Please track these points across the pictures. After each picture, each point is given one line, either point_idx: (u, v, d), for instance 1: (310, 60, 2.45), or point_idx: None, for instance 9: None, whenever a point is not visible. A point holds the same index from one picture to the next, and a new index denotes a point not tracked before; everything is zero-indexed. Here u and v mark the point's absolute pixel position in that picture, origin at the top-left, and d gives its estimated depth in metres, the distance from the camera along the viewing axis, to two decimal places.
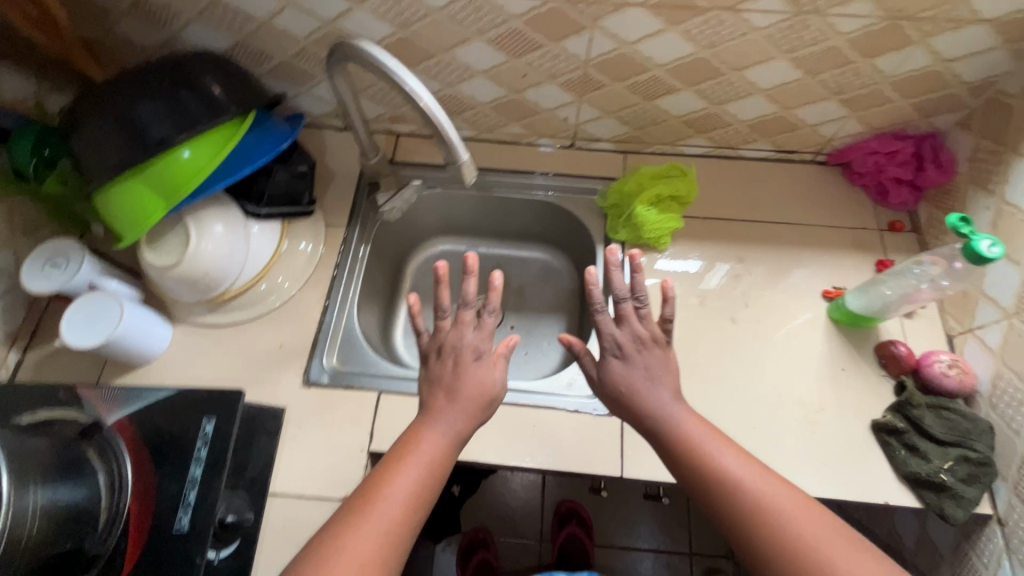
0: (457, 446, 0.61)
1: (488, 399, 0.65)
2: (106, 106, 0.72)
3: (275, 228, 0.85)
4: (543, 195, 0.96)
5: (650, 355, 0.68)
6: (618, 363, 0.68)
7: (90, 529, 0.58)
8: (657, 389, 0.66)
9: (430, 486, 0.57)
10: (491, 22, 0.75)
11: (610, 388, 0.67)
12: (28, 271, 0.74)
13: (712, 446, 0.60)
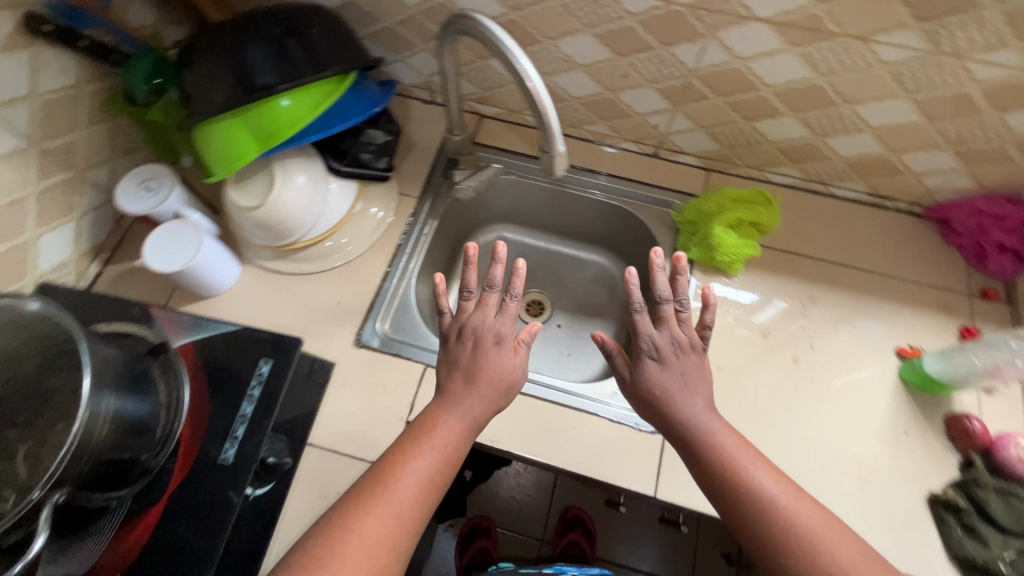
0: (473, 430, 0.61)
1: (506, 386, 0.63)
2: (218, 46, 0.75)
3: (352, 188, 0.87)
4: (598, 197, 0.95)
5: (686, 364, 0.64)
6: (655, 366, 0.64)
7: (148, 445, 0.60)
8: (691, 398, 0.62)
9: (444, 471, 0.57)
10: (604, 16, 0.74)
11: (641, 390, 0.64)
12: (122, 190, 0.78)
13: (748, 465, 0.57)
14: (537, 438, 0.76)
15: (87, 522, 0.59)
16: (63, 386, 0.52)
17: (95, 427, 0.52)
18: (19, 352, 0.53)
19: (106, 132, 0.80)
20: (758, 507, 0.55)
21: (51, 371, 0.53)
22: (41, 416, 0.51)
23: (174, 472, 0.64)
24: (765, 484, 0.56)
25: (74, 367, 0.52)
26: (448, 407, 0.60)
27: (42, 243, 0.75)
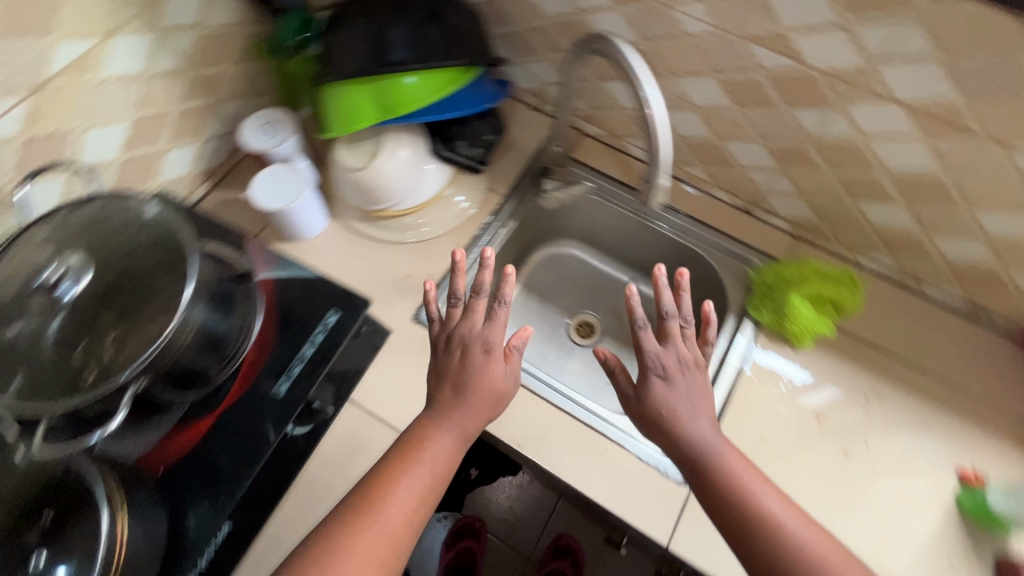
0: (464, 444, 0.62)
1: (496, 396, 0.63)
2: (365, 18, 0.80)
3: (447, 173, 0.91)
4: (661, 229, 0.95)
5: (685, 378, 0.64)
6: (661, 385, 0.64)
7: (212, 359, 0.65)
8: (697, 421, 0.63)
9: (436, 486, 0.59)
10: (734, 65, 0.74)
11: (647, 408, 0.64)
12: (247, 126, 0.85)
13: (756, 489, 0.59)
14: (563, 456, 0.77)
15: (148, 414, 0.64)
16: (167, 286, 0.58)
17: (187, 328, 0.58)
18: (140, 247, 0.60)
19: (247, 71, 0.88)
20: (762, 535, 0.57)
21: (160, 269, 0.59)
22: (143, 307, 0.58)
23: (232, 389, 0.67)
24: (771, 510, 0.58)
25: (180, 271, 0.58)
26: (444, 423, 0.62)
27: (169, 156, 0.82)
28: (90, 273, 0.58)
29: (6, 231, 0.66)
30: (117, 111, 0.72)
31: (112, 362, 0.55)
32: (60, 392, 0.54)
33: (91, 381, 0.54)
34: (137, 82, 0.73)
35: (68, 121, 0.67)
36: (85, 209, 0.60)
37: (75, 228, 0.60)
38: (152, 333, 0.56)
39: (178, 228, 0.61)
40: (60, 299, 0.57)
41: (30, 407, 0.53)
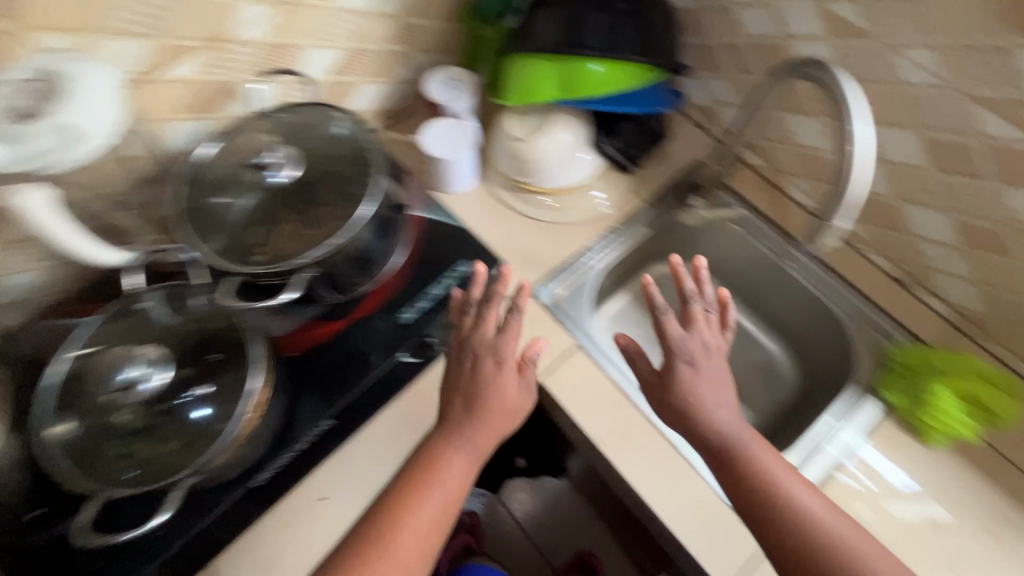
0: (476, 465, 0.63)
1: (509, 414, 0.65)
2: (567, 1, 0.83)
3: (598, 164, 0.92)
4: (794, 273, 0.90)
5: (703, 362, 0.68)
6: (688, 371, 0.68)
7: (364, 271, 0.72)
8: (720, 411, 0.66)
9: (451, 512, 0.59)
10: (949, 125, 0.68)
11: (672, 395, 0.67)
12: (432, 80, 0.90)
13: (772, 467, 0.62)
14: (641, 469, 0.75)
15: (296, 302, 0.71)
16: (347, 196, 0.65)
17: (354, 240, 0.65)
18: (335, 157, 0.68)
19: (445, 30, 0.94)
20: (794, 522, 0.58)
21: (346, 180, 0.67)
22: (322, 208, 0.65)
23: (364, 304, 0.74)
24: (800, 495, 0.59)
25: (361, 187, 0.66)
26: (462, 444, 0.62)
27: (361, 90, 0.91)
28: (300, 168, 0.66)
29: (229, 119, 0.77)
30: (338, 39, 0.80)
31: (286, 247, 0.63)
32: (241, 257, 0.62)
33: (261, 259, 0.62)
34: (362, 17, 0.81)
35: (302, 38, 0.76)
36: (306, 114, 0.71)
37: (294, 126, 0.70)
38: (325, 234, 0.63)
39: (369, 149, 0.68)
40: (269, 180, 0.65)
41: (218, 260, 0.61)
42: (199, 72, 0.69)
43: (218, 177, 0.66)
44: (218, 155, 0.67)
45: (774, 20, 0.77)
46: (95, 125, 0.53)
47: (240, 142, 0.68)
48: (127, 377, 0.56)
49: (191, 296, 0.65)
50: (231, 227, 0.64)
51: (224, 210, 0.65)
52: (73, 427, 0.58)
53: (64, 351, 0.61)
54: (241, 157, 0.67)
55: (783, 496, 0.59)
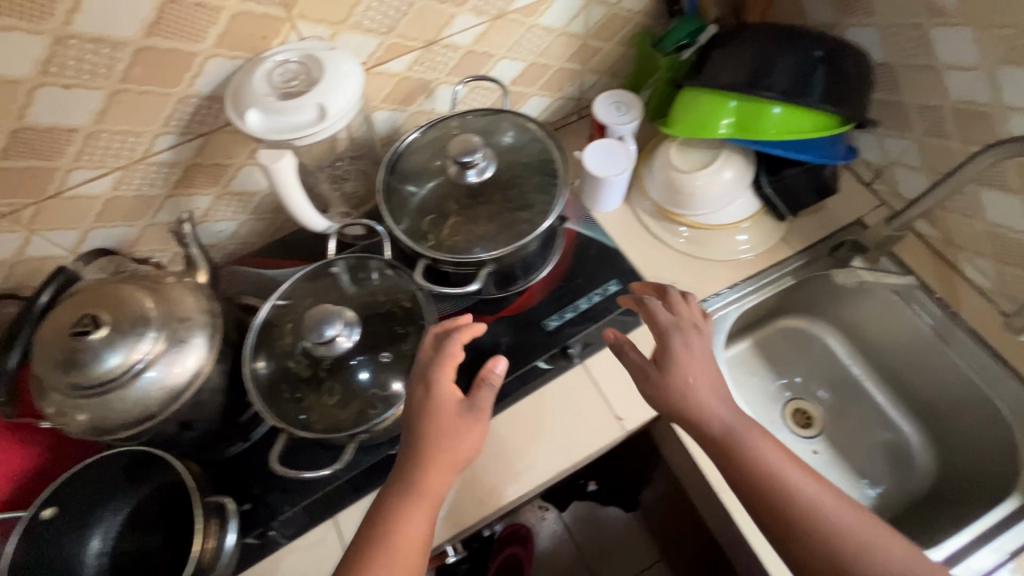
0: (425, 504, 0.57)
1: (450, 449, 0.58)
2: (758, 41, 0.82)
3: (752, 208, 0.90)
4: (955, 357, 0.84)
5: (691, 349, 0.63)
6: (683, 353, 0.63)
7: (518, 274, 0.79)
8: (717, 401, 0.60)
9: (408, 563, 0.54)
10: None
11: (671, 383, 0.61)
12: (600, 100, 0.93)
13: (761, 446, 0.58)
14: None
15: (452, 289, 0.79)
16: (530, 203, 0.70)
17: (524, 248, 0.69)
18: (522, 164, 0.72)
19: (620, 52, 0.96)
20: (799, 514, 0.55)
21: (530, 188, 0.70)
22: (505, 211, 0.69)
23: (513, 303, 0.78)
24: (797, 482, 0.57)
25: (546, 199, 0.69)
26: (415, 488, 0.56)
27: (532, 100, 0.95)
28: (493, 168, 0.70)
29: (419, 113, 0.83)
30: (526, 52, 0.85)
31: (470, 241, 0.68)
32: (431, 243, 0.68)
33: (440, 248, 0.68)
34: (552, 35, 0.85)
35: (497, 48, 0.81)
36: (501, 120, 0.75)
37: (488, 129, 0.74)
38: (508, 237, 0.68)
39: (556, 162, 0.72)
40: (467, 179, 0.68)
41: (413, 244, 0.68)
42: (408, 69, 0.76)
43: (416, 166, 0.72)
44: (418, 146, 0.73)
45: (991, 88, 0.72)
46: (338, 109, 0.58)
47: (439, 138, 0.74)
48: (329, 335, 0.62)
49: (373, 269, 0.71)
50: (422, 212, 0.70)
51: (417, 197, 0.71)
52: (266, 366, 0.65)
53: (267, 297, 0.70)
54: (438, 150, 0.73)
55: (782, 486, 0.56)
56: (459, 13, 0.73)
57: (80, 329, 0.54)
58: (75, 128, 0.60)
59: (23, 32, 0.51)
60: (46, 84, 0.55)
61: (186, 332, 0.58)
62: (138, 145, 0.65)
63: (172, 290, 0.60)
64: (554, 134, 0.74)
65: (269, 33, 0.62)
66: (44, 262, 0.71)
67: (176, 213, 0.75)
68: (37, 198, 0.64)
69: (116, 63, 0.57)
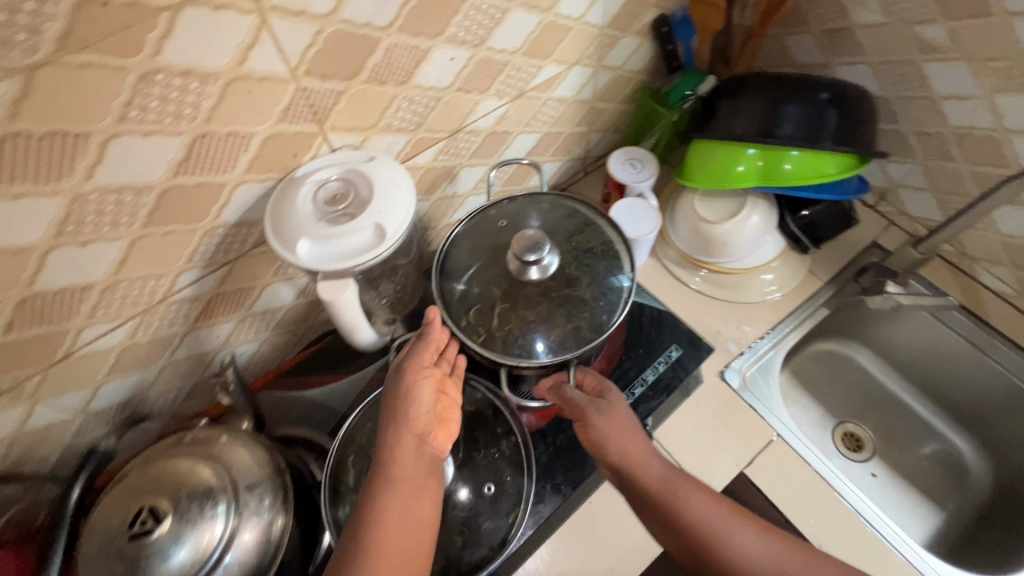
0: (389, 453, 0.56)
1: (396, 402, 0.60)
2: (759, 90, 0.84)
3: (779, 247, 0.91)
4: (995, 365, 0.86)
5: (611, 404, 0.65)
6: (598, 416, 0.64)
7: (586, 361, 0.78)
8: (654, 459, 0.62)
9: (375, 509, 0.53)
10: None
11: (607, 440, 0.63)
12: (614, 160, 0.93)
13: (697, 504, 0.59)
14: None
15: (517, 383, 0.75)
16: (598, 286, 0.67)
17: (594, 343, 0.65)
18: (577, 246, 0.70)
19: (620, 109, 0.97)
20: (727, 563, 0.56)
21: (595, 272, 0.68)
22: (577, 299, 0.66)
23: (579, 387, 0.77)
24: (735, 533, 0.57)
25: (614, 280, 0.67)
26: (381, 450, 0.57)
27: (544, 166, 0.94)
28: (557, 262, 0.67)
29: (442, 198, 0.80)
30: (540, 124, 0.84)
31: (552, 339, 0.64)
32: (509, 347, 0.63)
33: (498, 347, 0.63)
34: (564, 103, 0.84)
35: (515, 125, 0.80)
36: (541, 201, 0.74)
37: (533, 213, 0.73)
38: (571, 327, 0.64)
39: (612, 240, 0.70)
40: (528, 276, 0.65)
41: (493, 354, 0.63)
42: (433, 159, 0.72)
43: (465, 263, 0.69)
44: (463, 243, 0.70)
45: (992, 113, 0.76)
46: (394, 226, 0.54)
47: (482, 230, 0.71)
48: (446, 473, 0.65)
49: None
50: (489, 312, 0.65)
51: (477, 297, 0.66)
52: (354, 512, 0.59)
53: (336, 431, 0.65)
54: (487, 244, 0.70)
55: (719, 542, 0.57)
56: (483, 99, 0.71)
57: (139, 529, 0.47)
58: (90, 284, 0.52)
59: (36, 197, 0.44)
60: (61, 245, 0.48)
61: (255, 500, 0.50)
62: (158, 287, 0.58)
63: (227, 451, 0.53)
64: (599, 210, 0.73)
65: (301, 150, 0.57)
66: (49, 431, 0.61)
67: (196, 347, 0.67)
68: (45, 365, 0.56)
69: (139, 207, 0.50)
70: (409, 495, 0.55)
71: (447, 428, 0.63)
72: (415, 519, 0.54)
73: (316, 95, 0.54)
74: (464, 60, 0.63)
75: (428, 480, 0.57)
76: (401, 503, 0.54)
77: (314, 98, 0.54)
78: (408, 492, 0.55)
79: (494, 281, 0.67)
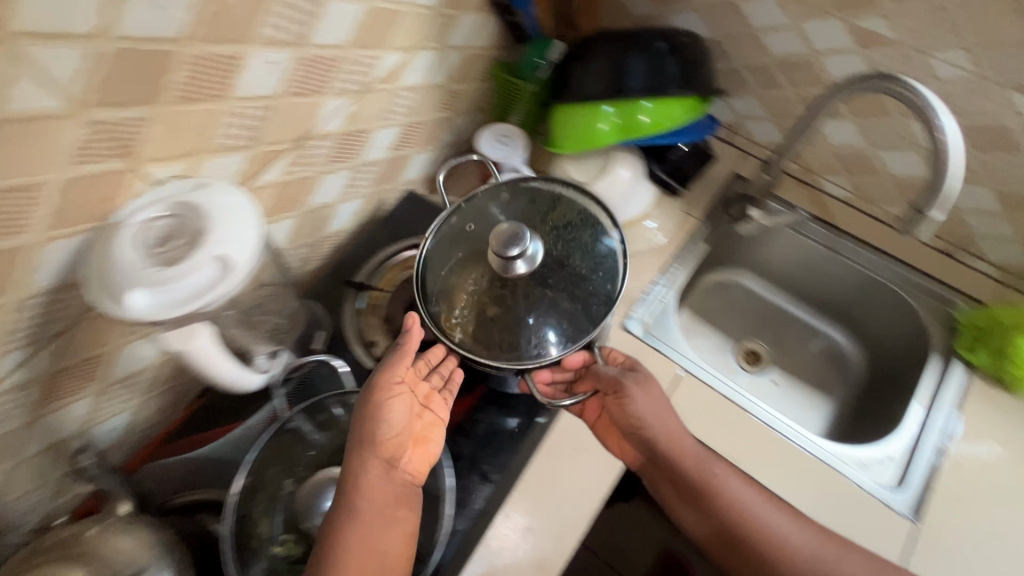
0: (355, 482, 0.55)
1: (365, 427, 0.57)
2: (603, 50, 0.87)
3: (653, 194, 0.95)
4: (850, 263, 0.97)
5: (646, 375, 0.69)
6: (637, 392, 0.67)
7: None
8: (694, 445, 0.67)
9: (337, 540, 0.53)
10: (984, 110, 0.75)
11: (645, 420, 0.66)
12: (483, 140, 0.92)
13: (733, 487, 0.64)
14: (783, 476, 0.76)
15: None
16: (590, 259, 0.67)
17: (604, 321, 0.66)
18: (557, 223, 0.69)
19: (479, 88, 0.96)
20: (758, 537, 0.62)
21: (583, 245, 0.68)
22: (575, 278, 0.66)
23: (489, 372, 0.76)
24: (764, 513, 0.63)
25: (605, 250, 0.68)
26: (346, 478, 0.56)
27: (414, 159, 0.91)
28: (541, 248, 0.66)
29: (307, 212, 0.75)
30: (397, 115, 0.81)
31: (568, 328, 0.63)
32: (529, 349, 0.62)
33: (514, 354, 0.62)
34: (417, 91, 0.82)
35: (370, 122, 0.76)
36: (500, 190, 0.72)
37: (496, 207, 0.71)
38: (580, 311, 0.64)
39: (587, 207, 0.71)
40: (515, 271, 0.64)
41: (510, 363, 0.61)
42: (285, 173, 0.67)
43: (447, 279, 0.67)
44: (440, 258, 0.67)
45: (802, 40, 0.84)
46: (240, 257, 0.49)
47: (452, 241, 0.69)
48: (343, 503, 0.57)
49: (332, 404, 0.64)
50: (494, 322, 0.63)
51: (475, 309, 0.64)
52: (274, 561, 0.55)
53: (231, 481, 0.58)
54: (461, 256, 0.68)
55: (754, 519, 0.62)
56: (325, 100, 0.67)
57: None
58: None
59: None
60: None
61: None
62: None
63: (97, 545, 0.47)
64: (562, 182, 0.72)
65: (114, 189, 0.50)
66: None
67: (48, 437, 0.58)
68: None
69: None
70: (375, 527, 0.55)
71: (423, 448, 0.61)
72: (382, 554, 0.54)
73: (113, 125, 0.47)
74: (290, 61, 0.59)
75: (396, 510, 0.57)
76: (366, 534, 0.54)
77: (113, 130, 0.47)
78: (376, 524, 0.55)
79: (485, 288, 0.65)
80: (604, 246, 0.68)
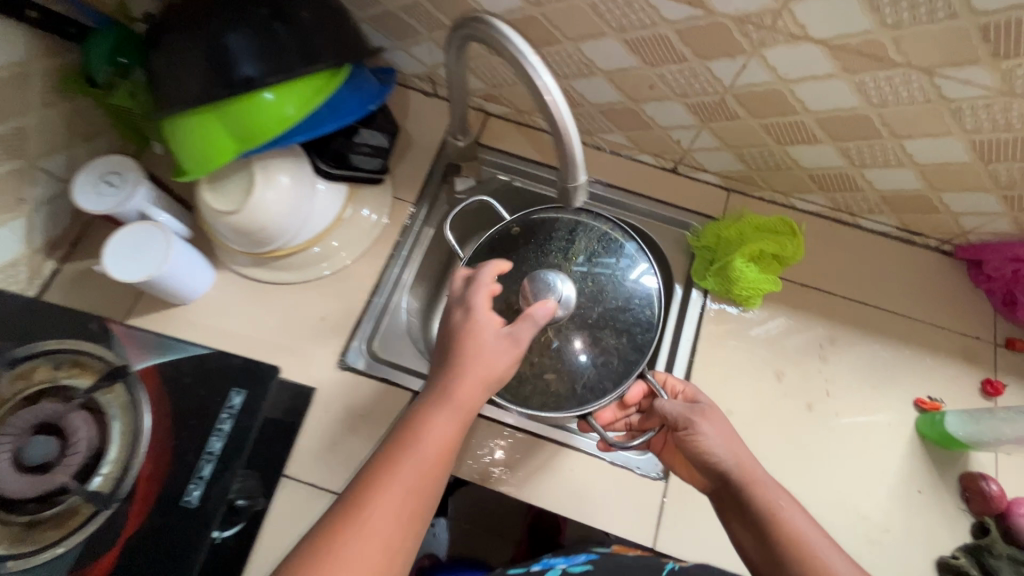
0: (449, 422, 0.53)
1: (487, 368, 0.55)
2: (188, 34, 0.64)
3: (341, 192, 0.78)
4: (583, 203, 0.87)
5: (711, 406, 0.62)
6: (704, 426, 0.60)
7: (203, 433, 0.61)
8: (778, 491, 0.57)
9: (420, 471, 0.51)
10: (636, 21, 0.64)
11: (705, 454, 0.60)
12: (81, 187, 0.68)
13: (812, 534, 0.54)
14: (535, 489, 0.72)
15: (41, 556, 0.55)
16: (622, 290, 0.69)
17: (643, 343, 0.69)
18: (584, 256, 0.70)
19: (62, 112, 0.71)
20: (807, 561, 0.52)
21: (613, 272, 0.70)
22: (614, 310, 0.68)
23: (131, 512, 0.57)
24: (826, 551, 0.52)
25: (640, 274, 0.69)
26: (432, 409, 0.53)
27: None
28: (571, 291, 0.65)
29: None
30: None
31: (618, 363, 0.66)
32: (589, 391, 0.65)
33: (572, 400, 0.65)
34: None
35: None
36: (510, 228, 0.71)
37: (519, 244, 0.71)
38: (630, 344, 0.66)
39: (608, 230, 0.71)
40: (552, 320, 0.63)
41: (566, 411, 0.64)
42: None
43: None
44: None
45: None
46: None
47: None
48: None
49: None
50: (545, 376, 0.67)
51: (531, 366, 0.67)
52: None
53: None
54: None
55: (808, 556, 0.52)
56: None
57: None
58: None
59: None
60: None
61: None
62: None
63: None
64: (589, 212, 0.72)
65: None
66: None
67: None
68: None
69: None
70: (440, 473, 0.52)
71: None
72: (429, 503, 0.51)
73: None
74: None
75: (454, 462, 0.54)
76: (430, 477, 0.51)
77: None
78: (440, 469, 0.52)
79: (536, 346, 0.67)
80: (636, 270, 0.70)
